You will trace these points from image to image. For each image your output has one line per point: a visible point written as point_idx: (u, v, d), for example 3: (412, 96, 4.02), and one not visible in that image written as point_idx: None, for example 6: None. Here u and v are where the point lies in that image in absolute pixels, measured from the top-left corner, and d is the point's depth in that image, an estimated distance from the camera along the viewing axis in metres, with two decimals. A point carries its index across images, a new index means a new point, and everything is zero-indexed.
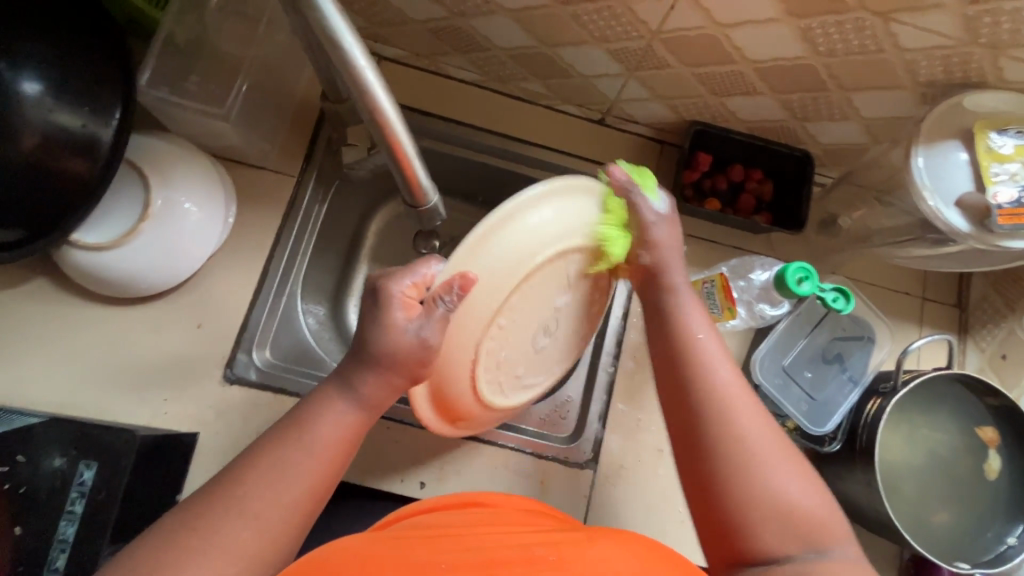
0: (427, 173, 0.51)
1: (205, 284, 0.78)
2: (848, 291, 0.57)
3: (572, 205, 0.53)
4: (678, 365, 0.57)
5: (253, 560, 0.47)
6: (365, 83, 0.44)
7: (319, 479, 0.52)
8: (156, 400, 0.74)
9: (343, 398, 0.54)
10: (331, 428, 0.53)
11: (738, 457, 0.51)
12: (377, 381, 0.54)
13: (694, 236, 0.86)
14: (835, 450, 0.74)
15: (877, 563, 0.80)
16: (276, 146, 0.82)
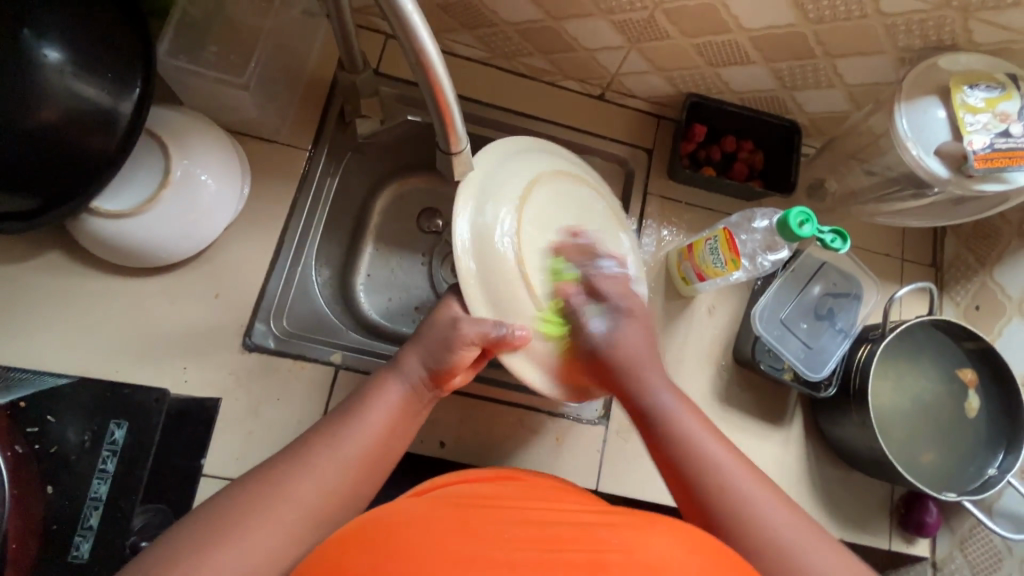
0: (462, 119, 0.56)
1: (222, 254, 0.79)
2: (845, 233, 0.61)
3: (490, 175, 0.65)
4: (680, 455, 0.59)
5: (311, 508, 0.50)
6: (411, 34, 0.49)
7: (366, 453, 0.55)
8: (177, 368, 0.74)
9: (390, 382, 0.60)
10: (384, 404, 0.59)
11: (758, 541, 0.53)
12: (426, 359, 0.61)
13: (689, 203, 0.92)
14: (830, 394, 0.79)
15: (872, 504, 0.86)
16: (289, 120, 0.84)
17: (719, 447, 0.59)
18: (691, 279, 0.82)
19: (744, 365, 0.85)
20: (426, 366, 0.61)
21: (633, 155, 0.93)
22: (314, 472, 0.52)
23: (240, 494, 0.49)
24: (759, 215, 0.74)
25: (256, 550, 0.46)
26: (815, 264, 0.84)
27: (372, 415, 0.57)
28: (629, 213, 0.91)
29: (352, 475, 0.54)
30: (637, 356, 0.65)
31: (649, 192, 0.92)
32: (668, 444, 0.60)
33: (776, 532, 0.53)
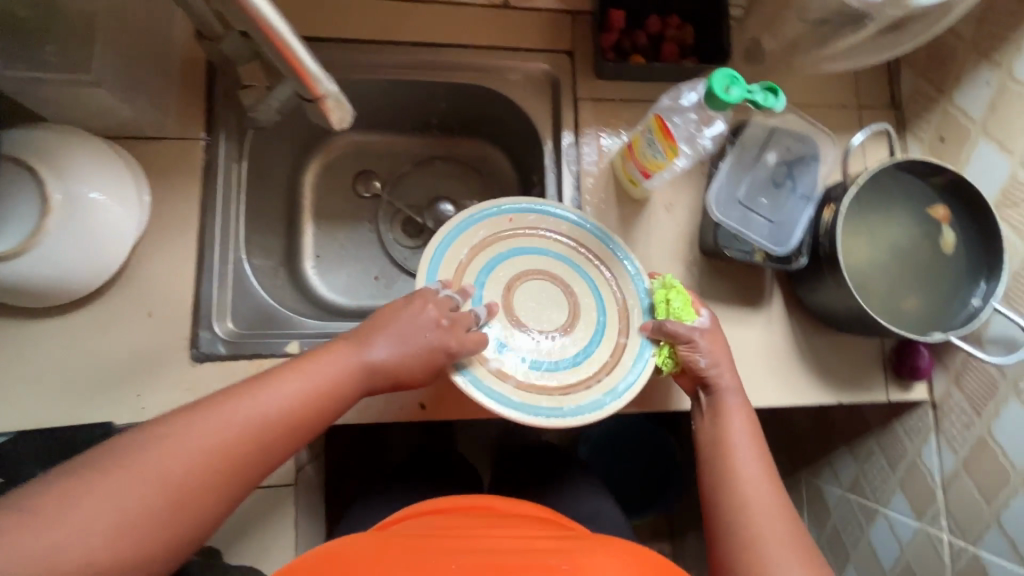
0: (311, 57, 0.53)
1: (143, 270, 0.74)
2: (776, 87, 0.56)
3: (624, 359, 0.73)
4: (716, 452, 0.67)
5: (201, 460, 0.50)
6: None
7: (282, 417, 0.56)
8: (131, 398, 0.71)
9: (346, 355, 0.61)
10: (319, 373, 0.59)
11: (749, 537, 0.61)
12: (393, 351, 0.63)
13: (625, 99, 0.85)
14: (803, 264, 0.75)
15: (864, 361, 0.85)
16: (172, 110, 0.76)
17: (755, 458, 0.66)
18: (638, 179, 0.77)
19: (709, 256, 0.82)
20: (388, 359, 0.62)
21: (555, 62, 0.86)
22: (222, 422, 0.53)
23: (183, 414, 0.52)
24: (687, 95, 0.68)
25: (140, 482, 0.47)
26: (764, 132, 0.78)
27: (302, 378, 0.58)
28: (563, 126, 0.85)
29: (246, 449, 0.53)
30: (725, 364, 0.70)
31: (580, 98, 0.85)
32: (716, 436, 0.68)
33: (765, 541, 0.60)
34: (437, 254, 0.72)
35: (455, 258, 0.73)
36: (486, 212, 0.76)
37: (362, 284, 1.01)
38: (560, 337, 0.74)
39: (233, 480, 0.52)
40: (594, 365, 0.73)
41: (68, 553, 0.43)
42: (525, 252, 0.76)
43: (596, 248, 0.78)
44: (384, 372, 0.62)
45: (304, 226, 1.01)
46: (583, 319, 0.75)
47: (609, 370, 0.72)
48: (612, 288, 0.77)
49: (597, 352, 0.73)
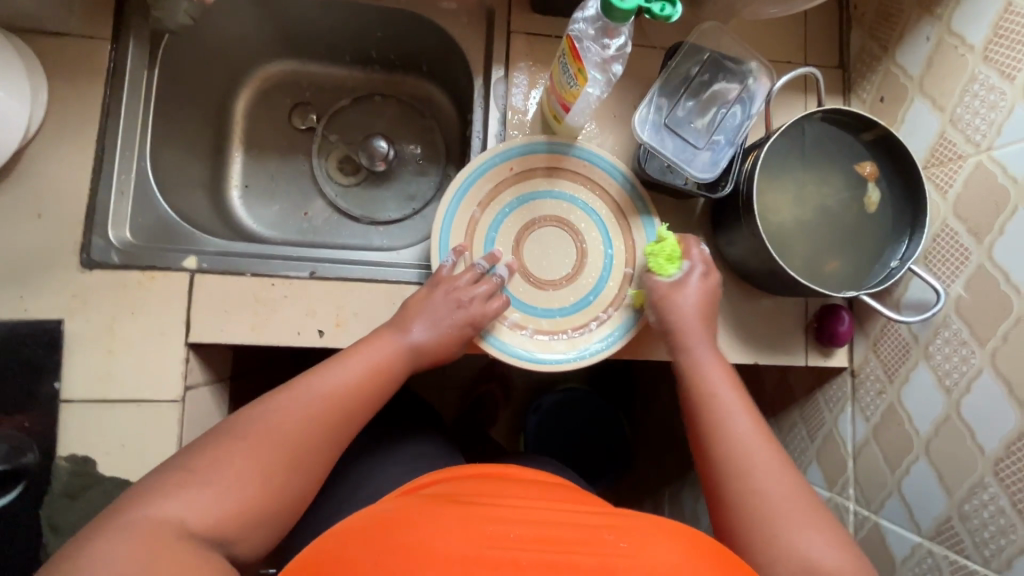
0: None
1: (36, 169, 0.71)
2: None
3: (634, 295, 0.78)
4: (702, 405, 0.66)
5: (283, 440, 0.56)
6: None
7: (346, 392, 0.62)
8: (13, 298, 0.69)
9: (391, 335, 0.69)
10: (368, 355, 0.66)
11: (745, 485, 0.58)
12: (429, 331, 0.70)
13: (559, 34, 0.82)
14: (728, 191, 0.73)
15: (786, 325, 0.83)
16: (78, 7, 0.73)
17: (741, 406, 0.65)
18: (560, 114, 0.74)
19: (648, 185, 0.81)
20: (426, 334, 0.69)
21: None
22: (293, 403, 0.59)
23: (258, 403, 0.59)
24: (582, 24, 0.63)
25: (233, 462, 0.53)
26: (701, 55, 0.76)
27: (358, 364, 0.65)
28: (495, 59, 0.82)
29: (320, 427, 0.59)
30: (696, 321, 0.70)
31: (513, 31, 0.81)
32: (704, 391, 0.67)
33: (768, 485, 0.57)
34: (447, 214, 0.75)
35: (466, 217, 0.77)
36: (490, 162, 0.77)
37: (289, 216, 0.99)
38: (572, 280, 0.79)
39: (314, 461, 0.58)
40: (603, 302, 0.78)
41: (196, 507, 0.49)
42: (537, 199, 0.79)
43: (603, 183, 0.80)
44: (426, 346, 0.70)
45: (233, 153, 0.98)
46: (592, 257, 0.79)
47: (620, 307, 0.78)
48: (621, 226, 0.80)
49: (606, 289, 0.79)
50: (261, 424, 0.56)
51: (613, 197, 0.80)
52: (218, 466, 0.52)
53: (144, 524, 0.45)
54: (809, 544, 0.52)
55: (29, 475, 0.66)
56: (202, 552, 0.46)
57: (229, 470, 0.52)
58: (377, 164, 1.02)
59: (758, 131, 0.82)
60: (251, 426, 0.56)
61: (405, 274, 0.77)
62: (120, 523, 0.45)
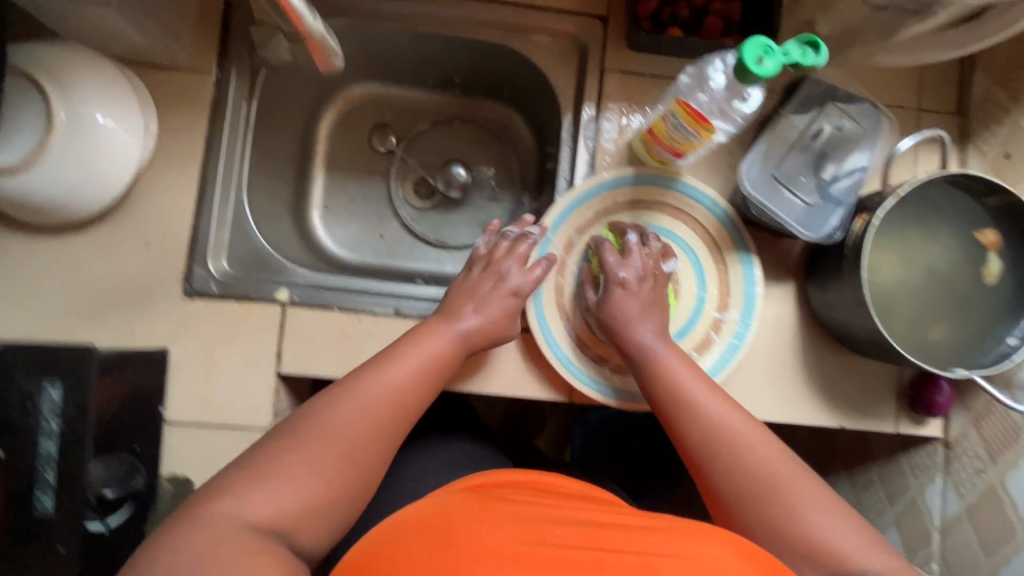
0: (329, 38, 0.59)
1: (145, 200, 0.74)
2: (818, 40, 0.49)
3: (721, 343, 0.76)
4: (669, 405, 0.65)
5: (348, 433, 0.57)
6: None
7: (398, 400, 0.62)
8: (123, 323, 0.73)
9: (440, 329, 0.68)
10: (421, 349, 0.66)
11: (729, 465, 0.59)
12: (478, 315, 0.70)
13: (655, 73, 0.78)
14: (836, 241, 0.69)
15: (876, 388, 0.79)
16: (184, 42, 0.75)
17: (711, 395, 0.64)
18: (669, 158, 0.73)
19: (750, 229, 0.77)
20: (478, 319, 0.70)
21: (585, 27, 0.79)
22: (355, 394, 0.60)
23: (321, 396, 0.60)
24: (704, 71, 0.62)
25: (298, 459, 0.54)
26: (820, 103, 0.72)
27: (414, 356, 0.65)
28: (586, 97, 0.79)
29: (381, 424, 0.60)
30: (635, 310, 0.70)
31: (607, 68, 0.79)
32: (659, 377, 0.67)
33: (758, 476, 0.58)
34: (543, 243, 0.76)
35: (554, 256, 0.76)
36: (582, 196, 0.76)
37: (367, 238, 1.00)
38: None
39: (375, 456, 0.59)
40: (689, 345, 0.76)
41: (265, 504, 0.51)
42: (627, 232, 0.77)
43: (704, 223, 0.76)
44: (479, 332, 0.69)
45: (315, 173, 0.99)
46: (682, 298, 0.77)
47: (707, 352, 0.76)
48: (715, 260, 0.77)
49: (694, 331, 0.76)
50: (324, 416, 0.57)
51: (713, 239, 0.77)
52: (291, 464, 0.54)
53: (222, 519, 0.48)
54: (816, 530, 0.54)
55: (138, 496, 0.70)
56: (266, 542, 0.49)
57: (296, 467, 0.54)
58: (453, 192, 1.03)
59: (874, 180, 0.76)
60: (311, 419, 0.57)
61: None
62: (209, 513, 0.49)
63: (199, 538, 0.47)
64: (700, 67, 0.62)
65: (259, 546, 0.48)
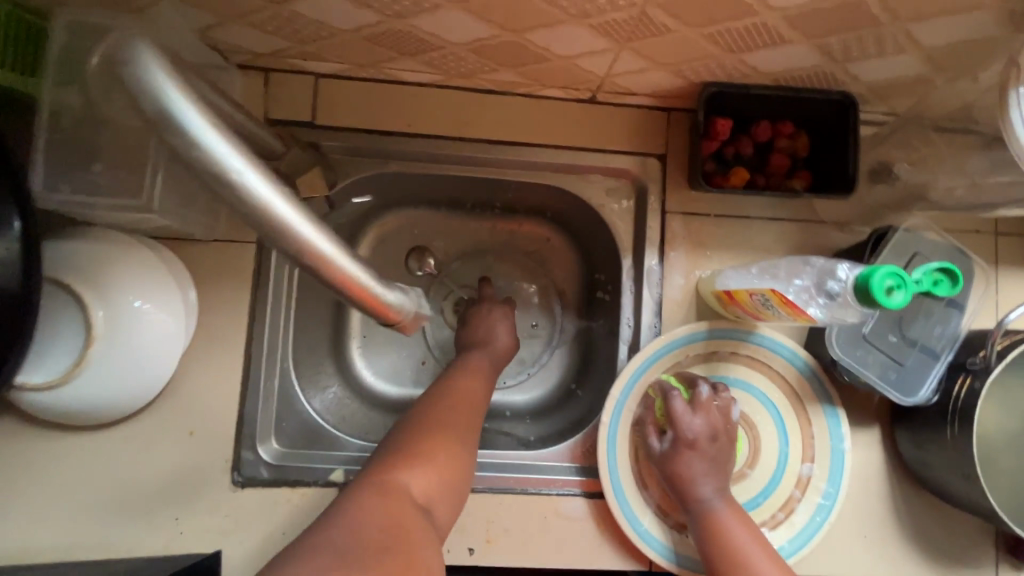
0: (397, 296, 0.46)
1: (187, 385, 0.69)
2: (955, 268, 0.44)
3: (808, 505, 0.71)
4: (707, 539, 0.63)
5: (445, 431, 0.62)
6: (265, 210, 0.38)
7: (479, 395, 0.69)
8: (170, 521, 0.68)
9: (483, 349, 0.77)
10: (477, 371, 0.72)
11: None
12: (505, 337, 0.79)
13: (721, 214, 0.74)
14: (932, 402, 0.66)
15: (973, 538, 0.74)
16: (223, 214, 0.69)
17: (744, 530, 0.63)
18: (748, 318, 0.69)
19: (834, 377, 0.72)
20: (504, 336, 0.79)
21: (643, 167, 0.75)
22: (438, 400, 0.66)
23: (409, 414, 0.65)
24: (811, 261, 0.57)
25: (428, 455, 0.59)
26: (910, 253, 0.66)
27: (466, 382, 0.70)
28: (648, 241, 0.75)
29: (472, 418, 0.65)
30: (698, 457, 0.66)
31: (669, 211, 0.74)
32: (715, 535, 0.63)
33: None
34: (617, 404, 0.72)
35: (628, 417, 0.72)
36: (656, 352, 0.72)
37: (409, 369, 0.93)
38: (740, 479, 0.71)
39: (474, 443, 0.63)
40: (774, 506, 0.71)
41: (417, 480, 0.56)
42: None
43: (783, 373, 0.72)
44: (505, 348, 0.79)
45: (352, 305, 0.93)
46: (764, 454, 0.72)
47: (795, 515, 0.71)
48: (798, 412, 0.72)
49: (778, 491, 0.71)
50: (413, 423, 0.62)
51: (794, 389, 0.72)
52: (420, 449, 0.59)
53: (389, 486, 0.54)
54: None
55: None
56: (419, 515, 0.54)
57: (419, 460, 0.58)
58: None
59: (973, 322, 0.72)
60: (404, 428, 0.62)
61: (556, 484, 0.73)
62: (370, 483, 0.55)
63: (374, 506, 0.51)
64: (797, 263, 0.59)
65: (415, 515, 0.53)
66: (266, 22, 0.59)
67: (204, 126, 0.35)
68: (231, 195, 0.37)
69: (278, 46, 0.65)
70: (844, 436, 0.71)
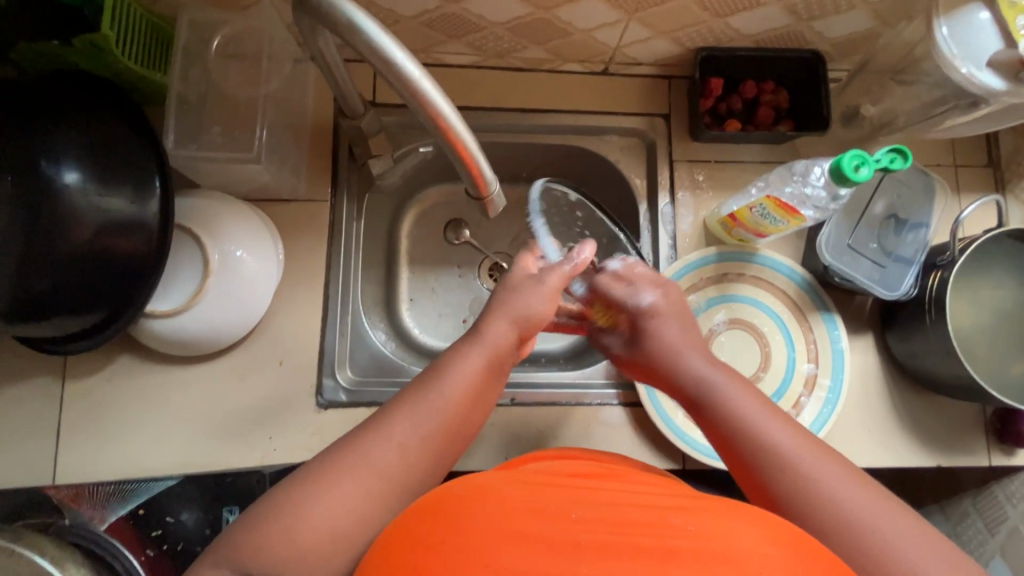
0: (490, 167, 0.52)
1: (275, 321, 0.81)
2: (904, 148, 0.57)
3: (817, 399, 0.82)
4: (745, 435, 0.57)
5: (397, 468, 0.52)
6: (414, 88, 0.45)
7: (453, 418, 0.57)
8: (264, 439, 0.78)
9: (474, 348, 0.61)
10: (456, 381, 0.58)
11: (824, 517, 0.50)
12: (500, 328, 0.62)
13: (719, 160, 0.88)
14: (912, 295, 0.77)
15: (965, 427, 0.84)
16: (303, 177, 0.83)
17: (780, 431, 0.56)
18: (749, 237, 0.81)
19: (828, 289, 0.85)
20: (497, 330, 0.62)
21: (651, 125, 0.89)
22: (400, 428, 0.54)
23: (359, 431, 0.55)
24: (795, 168, 0.71)
25: (341, 511, 0.49)
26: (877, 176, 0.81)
27: (421, 411, 0.56)
28: (660, 186, 0.88)
29: (432, 445, 0.55)
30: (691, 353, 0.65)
31: (676, 160, 0.88)
32: (737, 421, 0.58)
33: (829, 530, 0.49)
34: None
35: None
36: (676, 274, 0.83)
37: (452, 323, 0.98)
38: (757, 381, 0.82)
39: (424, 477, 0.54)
40: (789, 403, 0.81)
41: (321, 527, 0.48)
42: (716, 305, 0.84)
43: (782, 289, 0.84)
44: (500, 347, 0.62)
45: (400, 268, 0.99)
46: (776, 359, 0.83)
47: (806, 408, 0.81)
48: (799, 321, 0.84)
49: (790, 390, 0.82)
50: (365, 448, 0.52)
51: (794, 300, 0.84)
52: (338, 485, 0.50)
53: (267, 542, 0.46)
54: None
55: None
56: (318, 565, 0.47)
57: (340, 506, 0.49)
58: None
59: (940, 235, 0.84)
60: (349, 452, 0.52)
61: (596, 396, 0.83)
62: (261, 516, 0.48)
63: (261, 533, 0.47)
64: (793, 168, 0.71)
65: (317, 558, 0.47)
66: None
67: (375, 27, 0.43)
68: (391, 77, 0.45)
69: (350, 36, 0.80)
70: (841, 336, 0.83)
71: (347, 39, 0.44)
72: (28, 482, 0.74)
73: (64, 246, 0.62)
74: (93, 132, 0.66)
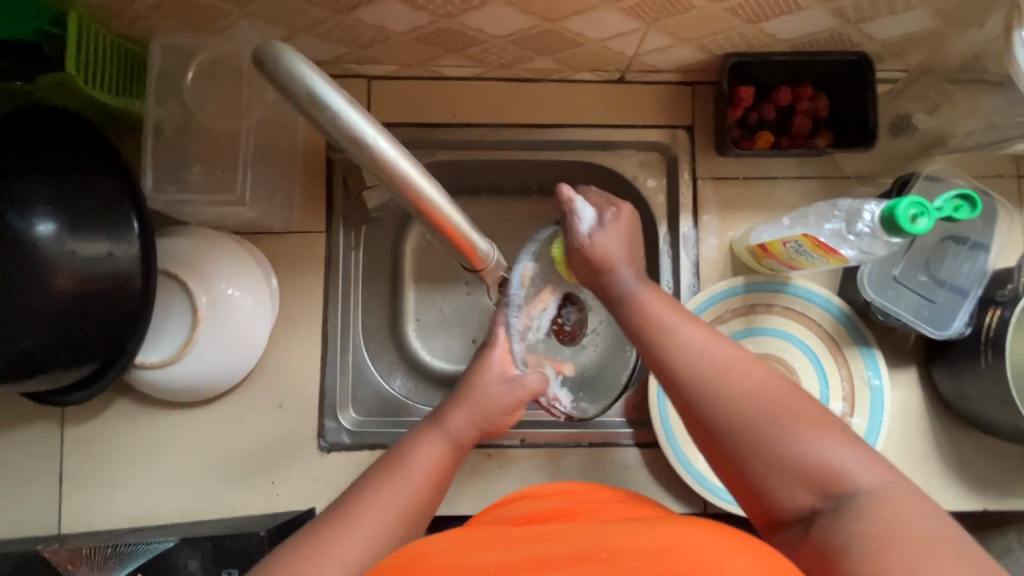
0: (485, 241, 0.49)
1: (272, 362, 0.77)
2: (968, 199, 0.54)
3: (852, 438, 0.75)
4: (647, 334, 0.55)
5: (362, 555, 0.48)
6: (393, 170, 0.40)
7: (411, 508, 0.53)
8: (266, 484, 0.75)
9: (435, 435, 0.60)
10: (422, 466, 0.57)
11: (723, 399, 0.48)
12: (468, 421, 0.62)
13: (748, 176, 0.79)
14: (965, 334, 0.69)
15: (1017, 468, 0.77)
16: (297, 204, 0.78)
17: (695, 326, 0.54)
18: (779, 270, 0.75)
19: (867, 320, 0.77)
20: (460, 420, 0.61)
21: (673, 138, 0.80)
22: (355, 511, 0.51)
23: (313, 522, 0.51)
24: (840, 205, 0.64)
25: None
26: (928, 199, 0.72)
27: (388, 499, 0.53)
28: (682, 206, 0.80)
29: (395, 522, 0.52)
30: (623, 254, 0.61)
31: (700, 177, 0.80)
32: (641, 314, 0.56)
33: (752, 407, 0.47)
34: None
35: None
36: (698, 307, 0.76)
37: (463, 348, 0.90)
38: None
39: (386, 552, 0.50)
40: None
41: None
42: (741, 339, 0.77)
43: (811, 319, 0.77)
44: (462, 437, 0.61)
45: (406, 287, 0.91)
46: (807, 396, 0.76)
47: None
48: (834, 354, 0.77)
49: None
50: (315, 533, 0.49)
51: (827, 331, 0.77)
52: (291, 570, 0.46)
53: None
54: (835, 458, 0.44)
55: None
56: None
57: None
58: None
59: (1001, 259, 0.75)
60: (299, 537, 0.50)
61: (612, 435, 0.78)
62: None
63: None
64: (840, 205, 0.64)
65: None
66: (332, 31, 0.67)
67: (346, 103, 0.38)
68: (367, 159, 0.40)
69: (339, 53, 0.73)
70: (880, 368, 0.76)
71: (312, 116, 0.39)
72: (32, 531, 0.73)
73: (41, 301, 0.58)
74: (64, 178, 0.61)
